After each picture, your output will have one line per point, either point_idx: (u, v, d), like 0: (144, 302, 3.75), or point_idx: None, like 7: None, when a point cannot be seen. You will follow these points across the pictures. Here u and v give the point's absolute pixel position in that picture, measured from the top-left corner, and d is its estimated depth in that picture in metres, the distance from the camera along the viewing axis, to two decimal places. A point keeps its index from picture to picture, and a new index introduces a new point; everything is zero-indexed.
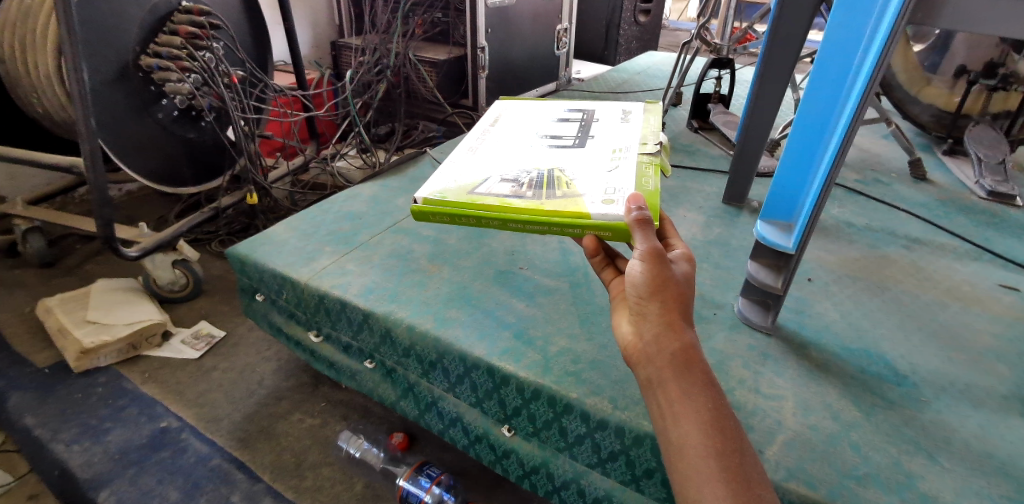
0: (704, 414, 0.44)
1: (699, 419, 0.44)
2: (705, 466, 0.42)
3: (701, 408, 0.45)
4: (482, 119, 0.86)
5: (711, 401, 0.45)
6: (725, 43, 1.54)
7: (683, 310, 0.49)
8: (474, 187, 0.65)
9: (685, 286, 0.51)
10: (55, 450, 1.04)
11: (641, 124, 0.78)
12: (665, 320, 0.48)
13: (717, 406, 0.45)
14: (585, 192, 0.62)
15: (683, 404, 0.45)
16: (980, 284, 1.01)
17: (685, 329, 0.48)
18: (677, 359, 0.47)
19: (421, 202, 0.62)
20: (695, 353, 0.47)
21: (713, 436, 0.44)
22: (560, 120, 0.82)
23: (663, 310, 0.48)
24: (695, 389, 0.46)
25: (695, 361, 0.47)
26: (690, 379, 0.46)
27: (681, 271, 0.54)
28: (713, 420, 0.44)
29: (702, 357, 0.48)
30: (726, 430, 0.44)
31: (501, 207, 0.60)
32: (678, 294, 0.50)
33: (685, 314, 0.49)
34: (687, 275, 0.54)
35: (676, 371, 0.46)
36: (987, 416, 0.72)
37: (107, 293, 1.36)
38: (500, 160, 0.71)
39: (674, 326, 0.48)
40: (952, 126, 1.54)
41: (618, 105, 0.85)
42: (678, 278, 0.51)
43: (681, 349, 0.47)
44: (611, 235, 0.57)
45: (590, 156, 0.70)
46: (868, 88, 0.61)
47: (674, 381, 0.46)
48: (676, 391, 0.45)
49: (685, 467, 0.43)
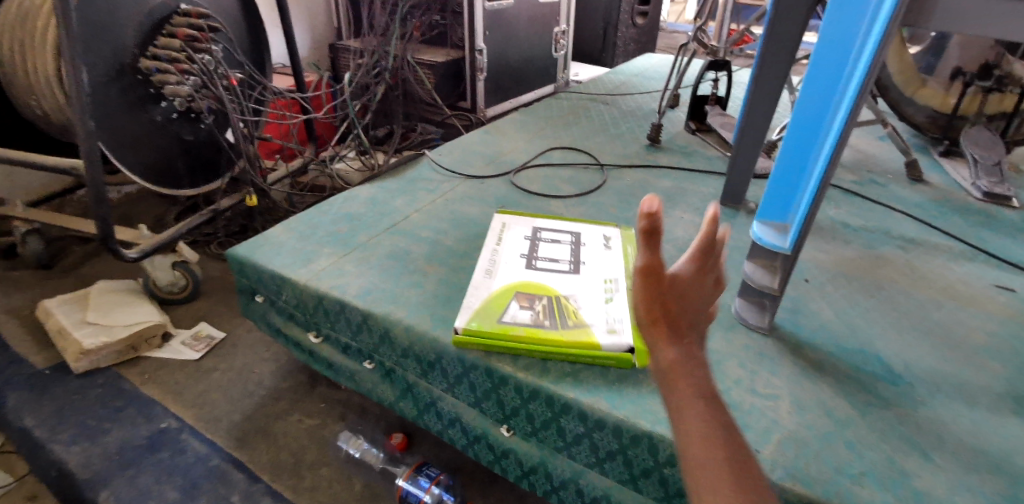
0: (698, 423, 0.43)
1: (697, 430, 0.43)
2: (708, 472, 0.41)
3: (697, 417, 0.44)
4: (492, 233, 1.06)
5: (705, 408, 0.44)
6: (721, 46, 1.54)
7: (674, 322, 0.48)
8: (500, 314, 0.83)
9: (681, 294, 0.48)
10: (53, 451, 1.04)
11: (620, 253, 1.00)
12: (654, 334, 0.47)
13: (714, 414, 0.44)
14: (592, 322, 0.81)
15: (688, 411, 0.44)
16: (975, 284, 1.02)
17: (675, 342, 0.47)
18: (665, 375, 0.46)
19: (461, 333, 0.79)
20: (686, 364, 0.47)
21: (712, 444, 0.42)
22: (553, 241, 1.03)
23: (652, 325, 0.47)
24: (687, 400, 0.45)
25: (681, 375, 0.46)
26: (681, 392, 0.45)
27: (683, 270, 0.48)
28: (709, 427, 0.43)
29: (696, 367, 0.47)
30: (727, 438, 0.43)
31: (530, 337, 0.78)
32: (671, 305, 0.47)
33: (678, 327, 0.48)
34: (688, 276, 0.48)
35: (667, 387, 0.46)
36: (981, 414, 0.73)
37: (106, 295, 1.36)
38: (516, 284, 0.90)
39: (661, 340, 0.47)
40: (947, 126, 1.55)
41: (600, 230, 1.08)
42: (675, 288, 0.48)
43: (670, 363, 0.46)
44: (614, 363, 0.77)
45: (584, 284, 0.91)
46: (863, 88, 0.62)
47: (668, 396, 0.46)
48: (670, 405, 0.46)
49: (692, 478, 0.42)
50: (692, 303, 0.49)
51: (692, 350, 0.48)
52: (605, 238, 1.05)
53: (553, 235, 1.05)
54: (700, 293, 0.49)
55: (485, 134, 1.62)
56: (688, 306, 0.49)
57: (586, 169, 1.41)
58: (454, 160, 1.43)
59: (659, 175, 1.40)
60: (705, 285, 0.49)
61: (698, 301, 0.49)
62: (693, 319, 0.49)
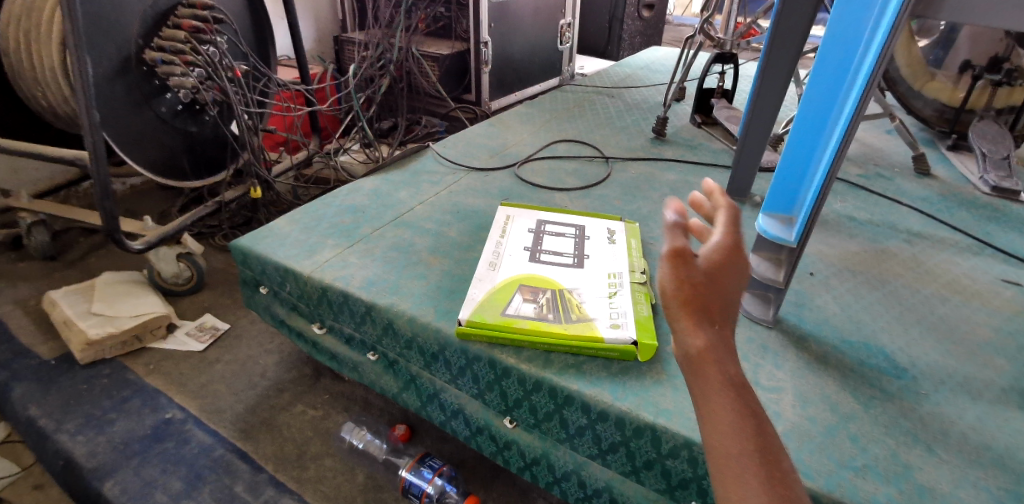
0: (730, 418, 0.42)
1: (728, 425, 0.41)
2: (738, 470, 0.40)
3: (728, 409, 0.42)
4: (496, 226, 1.05)
5: (735, 400, 0.42)
6: (728, 38, 1.53)
7: (704, 306, 0.44)
8: (503, 307, 0.82)
9: (708, 275, 0.45)
10: (59, 441, 1.05)
11: (624, 248, 1.00)
12: (682, 320, 0.44)
13: (744, 405, 0.42)
14: (596, 316, 0.81)
15: (716, 405, 0.42)
16: (981, 278, 1.01)
17: (704, 328, 0.43)
18: (692, 362, 0.43)
19: (465, 324, 0.79)
20: (715, 351, 0.43)
21: (743, 439, 0.41)
22: (557, 234, 1.03)
23: (680, 308, 0.44)
24: (718, 391, 0.42)
25: (709, 365, 0.43)
26: (709, 382, 0.43)
27: (710, 252, 0.46)
28: (739, 419, 0.42)
29: (726, 355, 0.43)
30: (758, 430, 0.42)
31: (533, 330, 0.78)
32: (702, 288, 0.44)
33: (708, 310, 0.44)
34: (717, 259, 0.46)
35: (694, 375, 0.44)
36: (986, 409, 0.73)
37: (111, 286, 1.37)
38: (519, 277, 0.90)
39: (688, 326, 0.44)
40: (954, 120, 1.54)
41: (604, 224, 1.08)
42: (701, 267, 0.45)
43: (698, 352, 0.43)
44: (618, 354, 0.77)
45: (588, 278, 0.91)
46: (871, 80, 0.61)
47: (695, 384, 0.44)
48: (699, 396, 0.43)
49: (722, 475, 0.41)
50: (723, 283, 0.45)
51: (723, 336, 0.44)
52: (610, 232, 1.05)
53: (558, 228, 1.05)
54: (732, 276, 0.46)
55: (489, 126, 1.61)
56: (721, 288, 0.45)
57: (590, 162, 1.40)
58: (459, 152, 1.43)
59: (663, 168, 1.39)
60: (740, 268, 0.46)
61: (730, 285, 0.46)
62: (725, 301, 0.45)
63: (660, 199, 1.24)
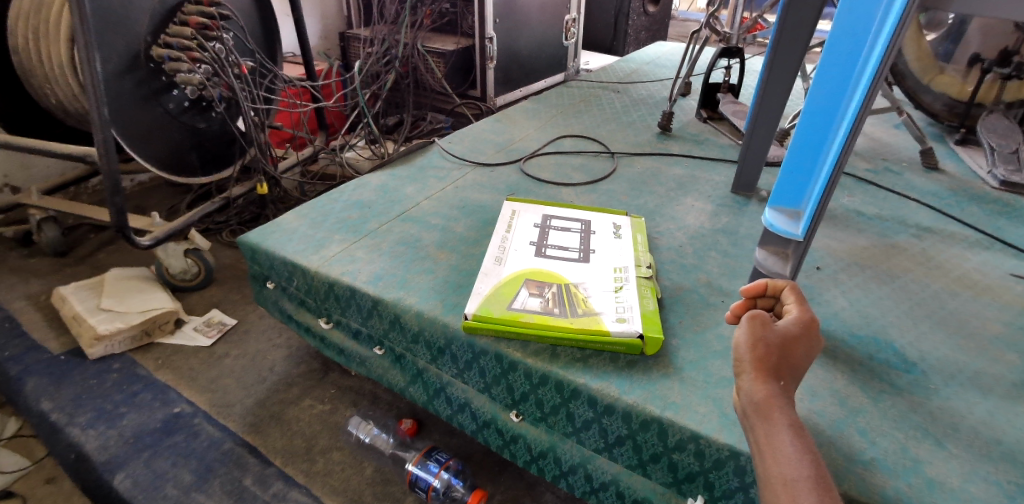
0: (788, 448, 0.48)
1: (785, 453, 0.48)
2: (793, 489, 0.45)
3: (786, 443, 0.49)
4: (501, 221, 1.05)
5: (794, 436, 0.49)
6: (735, 32, 1.50)
7: (773, 366, 0.55)
8: (509, 302, 0.82)
9: (783, 343, 0.56)
10: (71, 434, 1.06)
11: (630, 242, 1.01)
12: (754, 372, 0.54)
13: (803, 441, 0.49)
14: (602, 311, 0.81)
15: (776, 439, 0.49)
16: (991, 273, 1.00)
17: (771, 382, 0.54)
18: (758, 407, 0.52)
19: (471, 318, 0.79)
20: (777, 400, 0.52)
21: (801, 465, 0.47)
22: (563, 229, 1.03)
23: (754, 362, 0.55)
24: (777, 427, 0.50)
25: (771, 407, 0.52)
26: (772, 421, 0.51)
27: (786, 327, 0.58)
28: (800, 452, 0.48)
29: (787, 405, 0.52)
30: (815, 461, 0.47)
31: (539, 324, 0.78)
32: (772, 350, 0.56)
33: (776, 371, 0.55)
34: (792, 333, 0.57)
35: (758, 419, 0.52)
36: (996, 403, 0.72)
37: (120, 281, 1.38)
38: (523, 270, 0.90)
39: (758, 377, 0.54)
40: (964, 114, 1.52)
41: (610, 219, 1.08)
42: (778, 336, 0.57)
43: (763, 397, 0.52)
44: (624, 348, 0.77)
45: (594, 273, 0.91)
46: (879, 73, 0.62)
47: (760, 427, 0.52)
48: (761, 434, 0.51)
49: (777, 496, 0.46)
50: (790, 350, 0.57)
51: (785, 393, 0.54)
52: (616, 227, 1.05)
53: (563, 222, 1.05)
54: (803, 350, 0.58)
55: (495, 122, 1.61)
56: (791, 357, 0.57)
57: (596, 158, 1.40)
58: (464, 148, 1.43)
59: (670, 162, 1.39)
60: (808, 347, 0.58)
61: (798, 356, 0.57)
62: (791, 368, 0.57)
63: (666, 193, 1.24)
